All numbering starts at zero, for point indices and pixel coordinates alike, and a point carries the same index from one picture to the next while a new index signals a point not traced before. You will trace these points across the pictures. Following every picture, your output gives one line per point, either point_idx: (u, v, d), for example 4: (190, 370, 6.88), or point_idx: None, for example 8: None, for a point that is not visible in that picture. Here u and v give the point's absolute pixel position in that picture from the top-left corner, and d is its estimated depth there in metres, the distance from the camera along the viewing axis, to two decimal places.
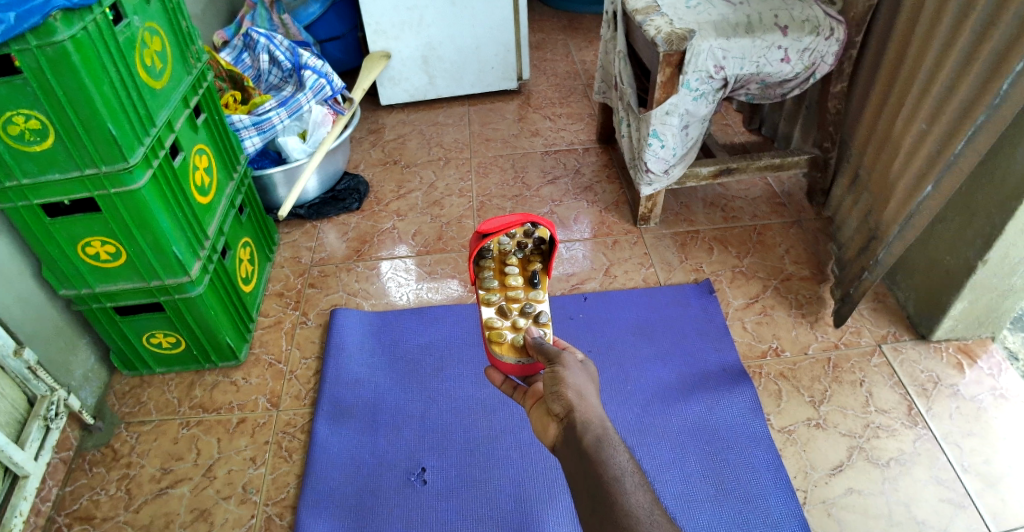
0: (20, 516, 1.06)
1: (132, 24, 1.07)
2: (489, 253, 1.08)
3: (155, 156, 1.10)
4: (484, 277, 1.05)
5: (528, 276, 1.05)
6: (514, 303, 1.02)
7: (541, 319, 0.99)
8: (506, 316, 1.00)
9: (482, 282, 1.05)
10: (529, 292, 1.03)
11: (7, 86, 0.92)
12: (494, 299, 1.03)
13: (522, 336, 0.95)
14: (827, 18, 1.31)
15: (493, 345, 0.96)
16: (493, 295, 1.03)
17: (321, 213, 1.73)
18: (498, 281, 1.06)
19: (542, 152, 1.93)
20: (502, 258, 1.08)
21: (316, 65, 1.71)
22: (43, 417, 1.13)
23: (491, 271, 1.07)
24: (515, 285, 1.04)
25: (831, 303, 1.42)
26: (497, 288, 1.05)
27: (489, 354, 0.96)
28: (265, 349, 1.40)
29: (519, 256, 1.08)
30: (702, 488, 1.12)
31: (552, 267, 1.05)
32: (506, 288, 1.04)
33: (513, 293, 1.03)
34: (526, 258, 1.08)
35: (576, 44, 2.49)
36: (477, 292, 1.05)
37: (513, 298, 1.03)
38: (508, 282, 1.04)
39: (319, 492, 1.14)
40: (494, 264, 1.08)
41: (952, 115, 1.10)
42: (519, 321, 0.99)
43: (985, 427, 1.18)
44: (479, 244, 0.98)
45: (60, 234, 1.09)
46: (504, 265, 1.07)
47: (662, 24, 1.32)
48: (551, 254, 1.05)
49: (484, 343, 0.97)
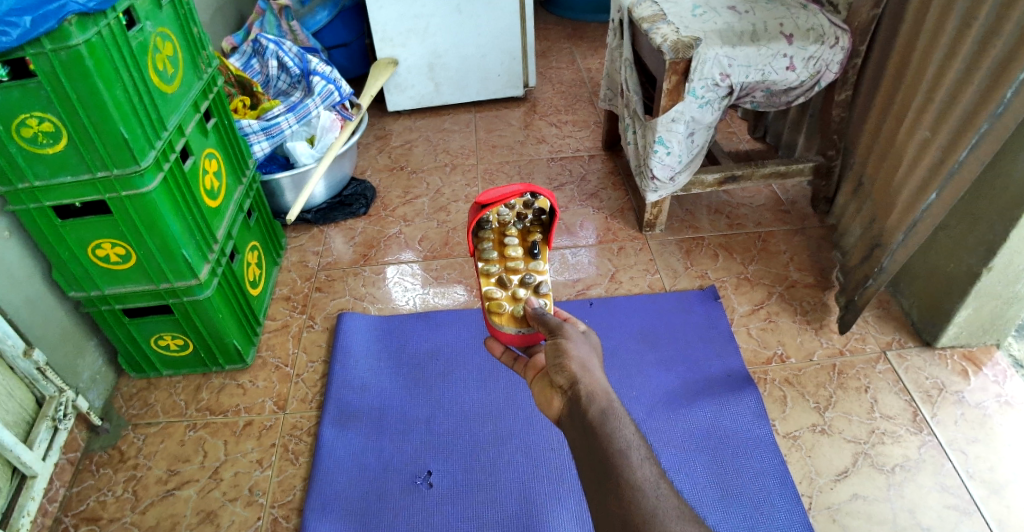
0: (27, 516, 1.07)
1: (144, 29, 1.08)
2: (489, 225, 1.10)
3: (165, 160, 1.11)
4: (483, 248, 1.07)
5: (528, 248, 1.07)
6: (514, 274, 1.04)
7: (541, 290, 1.01)
8: (506, 286, 1.02)
9: (483, 252, 1.08)
10: (529, 263, 1.05)
11: (22, 90, 0.94)
12: (494, 270, 1.04)
13: (523, 307, 0.97)
14: (831, 27, 1.33)
15: (493, 316, 0.97)
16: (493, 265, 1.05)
17: (328, 217, 1.75)
18: (498, 252, 1.08)
19: (548, 159, 1.95)
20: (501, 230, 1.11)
21: (324, 71, 1.73)
22: (50, 418, 1.14)
23: (490, 243, 1.09)
24: (515, 257, 1.06)
25: (835, 310, 1.43)
26: (496, 260, 1.06)
27: (489, 325, 0.97)
28: (271, 352, 1.41)
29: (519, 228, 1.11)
30: (708, 493, 1.12)
31: (551, 239, 1.08)
32: (505, 259, 1.06)
33: (513, 264, 1.05)
34: (525, 230, 1.10)
35: (581, 52, 2.51)
36: (476, 263, 1.07)
37: (513, 269, 1.04)
38: (508, 253, 1.06)
39: (325, 495, 1.14)
40: (494, 236, 1.10)
41: (955, 123, 1.11)
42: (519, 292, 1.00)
43: (989, 434, 1.18)
44: (478, 214, 1.00)
45: (71, 237, 1.11)
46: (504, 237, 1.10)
47: (667, 32, 1.33)
48: (550, 226, 1.08)
49: (484, 315, 0.99)
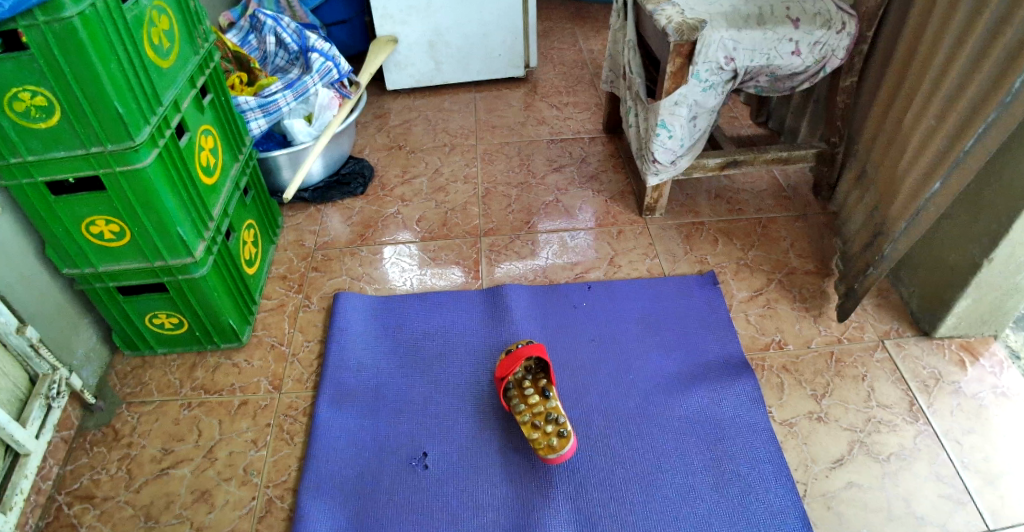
0: (20, 494, 1.07)
1: (138, 1, 1.06)
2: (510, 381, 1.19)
3: (161, 135, 1.09)
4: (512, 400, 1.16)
5: (541, 392, 1.17)
6: (540, 413, 1.14)
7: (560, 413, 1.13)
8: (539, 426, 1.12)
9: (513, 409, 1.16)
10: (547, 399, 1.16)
11: (14, 62, 0.91)
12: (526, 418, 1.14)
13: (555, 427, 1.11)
14: (838, 12, 1.30)
15: (538, 444, 1.11)
16: (524, 417, 1.14)
17: (325, 197, 1.73)
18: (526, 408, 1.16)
19: (548, 141, 1.93)
20: (521, 388, 1.18)
21: (323, 47, 1.70)
22: (44, 396, 1.13)
23: (517, 397, 1.17)
24: (537, 402, 1.15)
25: (834, 297, 1.42)
26: (525, 410, 1.15)
27: (537, 450, 1.11)
28: (267, 332, 1.40)
29: (529, 379, 1.20)
30: (704, 479, 1.12)
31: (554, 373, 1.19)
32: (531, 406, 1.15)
33: (538, 408, 1.14)
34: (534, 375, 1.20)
35: (584, 33, 2.48)
36: (510, 414, 1.16)
37: (538, 410, 1.14)
38: (533, 402, 1.15)
39: (320, 475, 1.14)
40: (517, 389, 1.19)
41: (962, 112, 1.09)
42: (549, 426, 1.12)
43: (984, 424, 1.18)
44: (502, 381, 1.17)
45: (65, 213, 1.09)
46: (524, 392, 1.18)
47: (672, 14, 1.31)
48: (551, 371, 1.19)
49: (531, 444, 1.12)
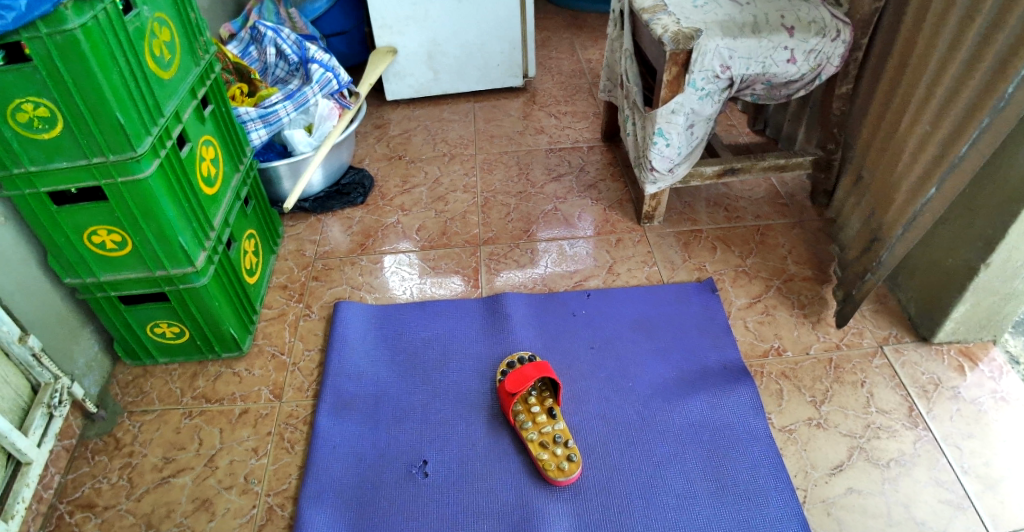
0: (22, 502, 1.07)
1: (141, 14, 1.07)
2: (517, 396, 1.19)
3: (162, 145, 1.11)
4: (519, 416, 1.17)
5: (549, 411, 1.19)
6: (547, 433, 1.16)
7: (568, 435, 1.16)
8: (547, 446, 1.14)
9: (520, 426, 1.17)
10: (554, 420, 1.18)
11: (17, 73, 0.93)
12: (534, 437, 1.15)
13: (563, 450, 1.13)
14: (833, 19, 1.32)
15: (546, 464, 1.12)
16: (532, 435, 1.15)
17: (326, 206, 1.74)
18: (533, 426, 1.17)
19: (547, 149, 1.94)
20: (528, 405, 1.19)
21: (323, 58, 1.71)
22: (46, 405, 1.14)
23: (524, 414, 1.18)
24: (544, 422, 1.17)
25: (832, 304, 1.43)
26: (532, 428, 1.17)
27: (544, 469, 1.12)
28: (267, 341, 1.40)
29: (535, 395, 1.21)
30: (703, 486, 1.12)
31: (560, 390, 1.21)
32: (538, 425, 1.17)
33: (546, 428, 1.16)
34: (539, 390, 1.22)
35: (582, 42, 2.50)
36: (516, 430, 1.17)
37: (546, 430, 1.16)
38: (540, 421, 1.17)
39: (320, 483, 1.15)
40: (523, 406, 1.20)
41: (956, 117, 1.10)
42: (558, 449, 1.13)
43: (984, 430, 1.18)
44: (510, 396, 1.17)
45: (67, 223, 1.10)
46: (531, 410, 1.19)
47: (668, 23, 1.32)
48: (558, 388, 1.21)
49: (538, 462, 1.13)
